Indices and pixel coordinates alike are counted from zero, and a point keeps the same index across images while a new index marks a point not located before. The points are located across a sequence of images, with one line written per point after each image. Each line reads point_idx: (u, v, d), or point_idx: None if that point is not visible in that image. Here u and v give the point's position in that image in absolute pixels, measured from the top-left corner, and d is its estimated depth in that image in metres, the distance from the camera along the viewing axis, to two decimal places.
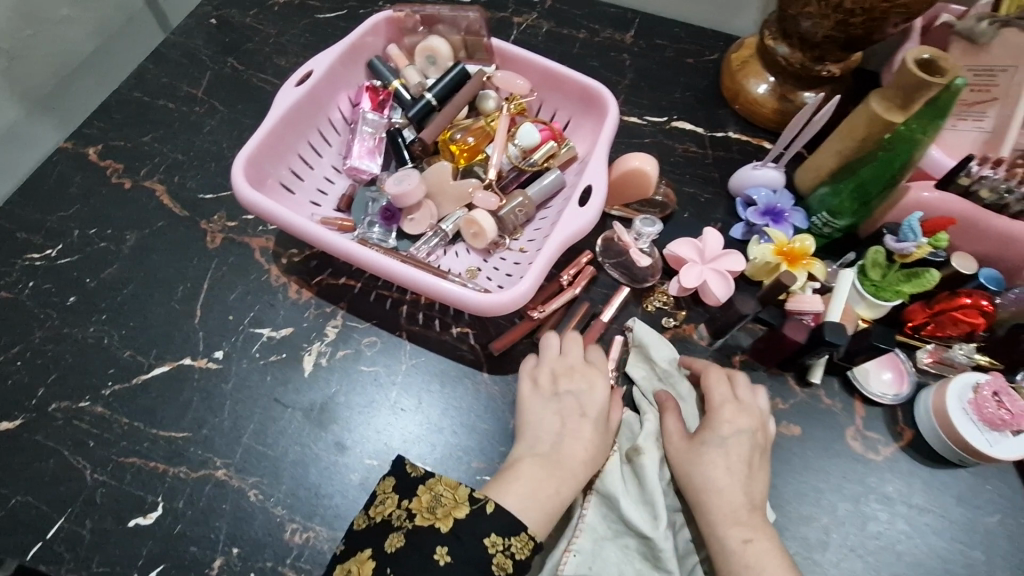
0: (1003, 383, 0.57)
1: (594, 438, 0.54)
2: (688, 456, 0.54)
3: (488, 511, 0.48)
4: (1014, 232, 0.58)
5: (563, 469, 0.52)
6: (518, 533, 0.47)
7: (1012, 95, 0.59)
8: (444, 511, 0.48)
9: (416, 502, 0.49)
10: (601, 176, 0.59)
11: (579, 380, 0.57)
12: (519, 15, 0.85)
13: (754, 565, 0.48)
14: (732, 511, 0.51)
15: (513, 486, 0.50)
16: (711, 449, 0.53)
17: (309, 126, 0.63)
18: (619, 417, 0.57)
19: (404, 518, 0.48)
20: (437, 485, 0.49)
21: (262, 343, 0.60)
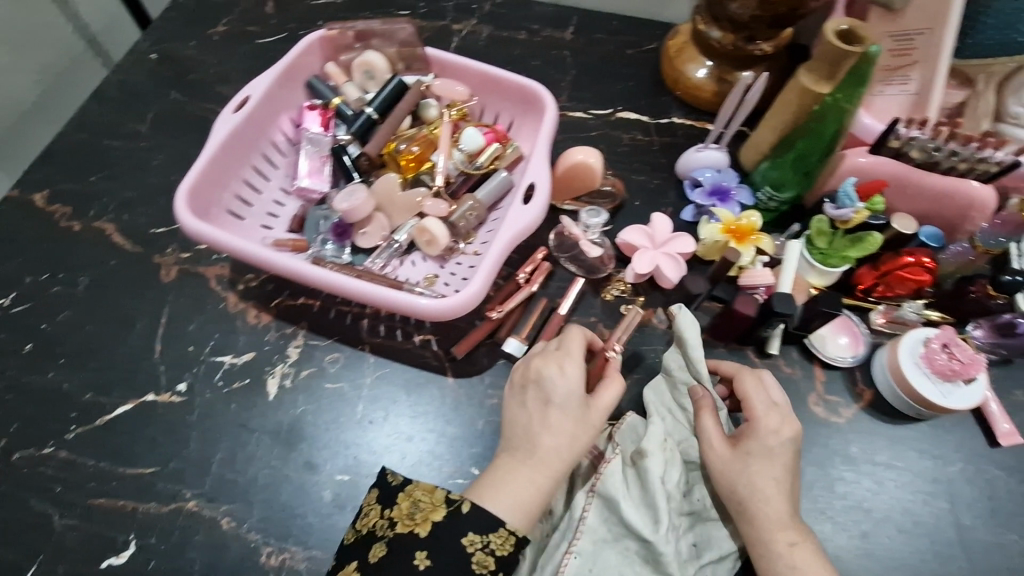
0: (952, 335, 0.58)
1: (566, 423, 0.52)
2: (732, 463, 0.52)
3: (464, 511, 0.48)
4: (945, 188, 0.60)
5: (545, 467, 0.51)
6: (496, 529, 0.47)
7: (931, 57, 0.60)
8: (423, 516, 0.48)
9: (396, 510, 0.49)
10: (543, 173, 0.60)
11: (548, 365, 0.54)
12: (459, 22, 0.86)
13: (799, 568, 0.48)
14: (775, 519, 0.49)
15: (492, 489, 0.50)
16: (756, 456, 0.51)
17: (252, 151, 0.63)
18: (607, 394, 0.54)
19: (385, 527, 0.48)
20: (414, 491, 0.49)
21: (224, 371, 0.60)
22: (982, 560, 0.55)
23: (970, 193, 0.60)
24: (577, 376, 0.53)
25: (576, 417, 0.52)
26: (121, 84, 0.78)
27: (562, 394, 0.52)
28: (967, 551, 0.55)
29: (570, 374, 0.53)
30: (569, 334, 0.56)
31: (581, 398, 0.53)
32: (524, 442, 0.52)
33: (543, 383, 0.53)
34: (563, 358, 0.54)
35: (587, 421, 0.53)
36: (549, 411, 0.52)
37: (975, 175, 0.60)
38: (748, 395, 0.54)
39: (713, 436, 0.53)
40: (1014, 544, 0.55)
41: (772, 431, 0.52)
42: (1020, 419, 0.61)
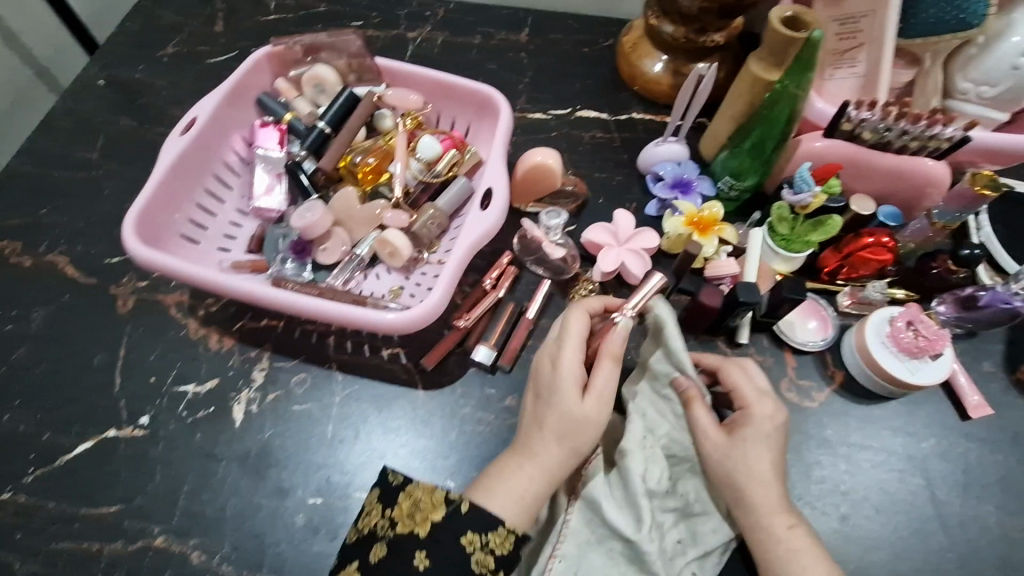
0: (916, 312, 0.58)
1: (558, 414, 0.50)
2: (726, 450, 0.51)
3: (463, 511, 0.46)
4: (899, 167, 0.61)
5: (540, 464, 0.49)
6: (495, 528, 0.46)
7: (876, 39, 0.61)
8: (423, 516, 0.46)
9: (397, 510, 0.47)
10: (500, 177, 0.60)
11: (542, 360, 0.53)
12: (413, 30, 0.84)
13: (798, 552, 0.48)
14: (770, 504, 0.49)
15: (491, 489, 0.49)
16: (751, 442, 0.50)
17: (203, 173, 0.62)
18: (602, 377, 0.50)
19: (387, 527, 0.46)
20: (415, 490, 0.48)
21: (188, 400, 0.59)
22: (960, 534, 0.55)
23: (925, 170, 0.60)
24: (572, 367, 0.50)
25: (566, 410, 0.50)
26: (66, 112, 0.76)
27: (555, 388, 0.50)
28: (944, 525, 0.55)
29: (565, 367, 0.51)
30: (569, 320, 0.52)
31: (577, 389, 0.50)
32: (525, 440, 0.51)
33: (541, 380, 0.52)
34: (559, 349, 0.52)
35: (581, 413, 0.50)
36: (543, 406, 0.51)
37: (927, 152, 0.61)
38: (735, 385, 0.53)
39: (709, 426, 0.52)
40: (990, 515, 0.56)
41: (762, 416, 0.51)
42: (989, 390, 0.61)
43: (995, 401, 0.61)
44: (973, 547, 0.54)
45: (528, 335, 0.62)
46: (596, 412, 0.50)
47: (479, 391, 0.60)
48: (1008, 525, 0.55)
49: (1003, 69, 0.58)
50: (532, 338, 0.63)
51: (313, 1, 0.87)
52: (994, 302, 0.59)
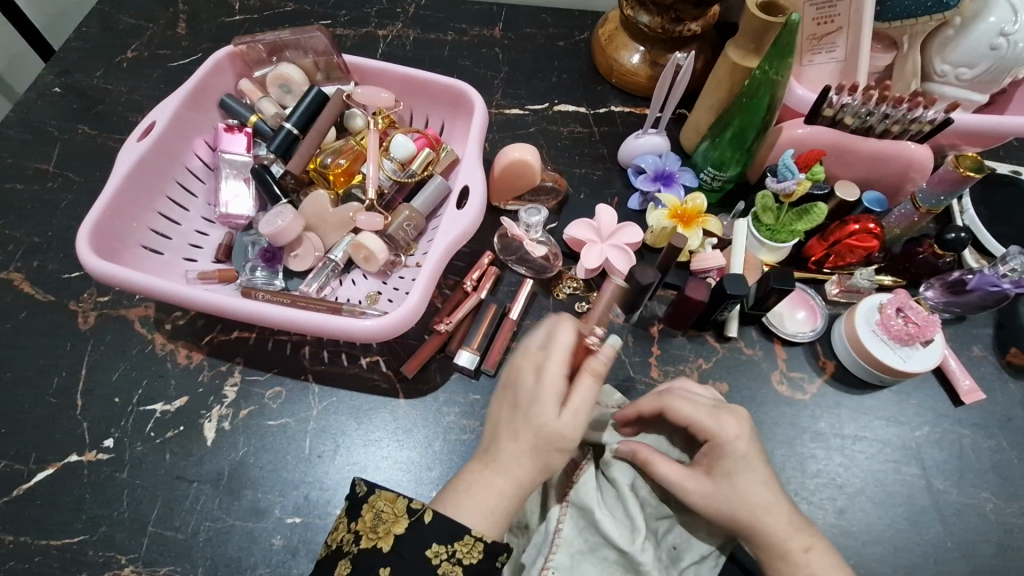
0: (905, 298, 0.58)
1: (529, 433, 0.46)
2: (707, 495, 0.47)
3: (426, 521, 0.44)
4: (881, 151, 0.60)
5: (508, 475, 0.46)
6: (461, 537, 0.44)
7: (854, 23, 0.59)
8: (386, 528, 0.44)
9: (361, 523, 0.45)
10: (476, 173, 0.58)
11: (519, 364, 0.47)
12: (384, 28, 0.82)
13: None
14: (779, 533, 0.46)
15: (463, 499, 0.45)
16: (728, 480, 0.47)
17: (164, 181, 0.60)
18: (580, 386, 0.46)
19: (350, 542, 0.44)
20: (378, 501, 0.46)
21: (155, 420, 0.56)
22: (958, 523, 0.54)
23: (908, 154, 0.60)
24: (555, 380, 0.45)
25: (544, 424, 0.45)
26: (19, 121, 0.72)
27: (532, 398, 0.46)
28: (942, 514, 0.54)
29: (547, 380, 0.46)
30: (557, 331, 0.47)
31: (556, 404, 0.45)
32: (492, 448, 0.47)
33: (519, 390, 0.47)
34: (540, 359, 0.47)
35: (559, 428, 0.45)
36: (519, 416, 0.46)
37: (909, 135, 0.60)
38: (688, 417, 0.48)
39: (678, 482, 0.48)
40: (987, 502, 0.55)
41: (733, 448, 0.47)
42: (980, 374, 0.60)
43: (987, 385, 0.60)
44: (972, 536, 0.53)
45: (513, 336, 0.61)
46: (574, 427, 0.46)
47: (463, 397, 0.58)
48: (1006, 511, 0.54)
49: (981, 50, 0.58)
50: (516, 339, 0.61)
51: (279, 1, 0.84)
52: (982, 284, 0.58)
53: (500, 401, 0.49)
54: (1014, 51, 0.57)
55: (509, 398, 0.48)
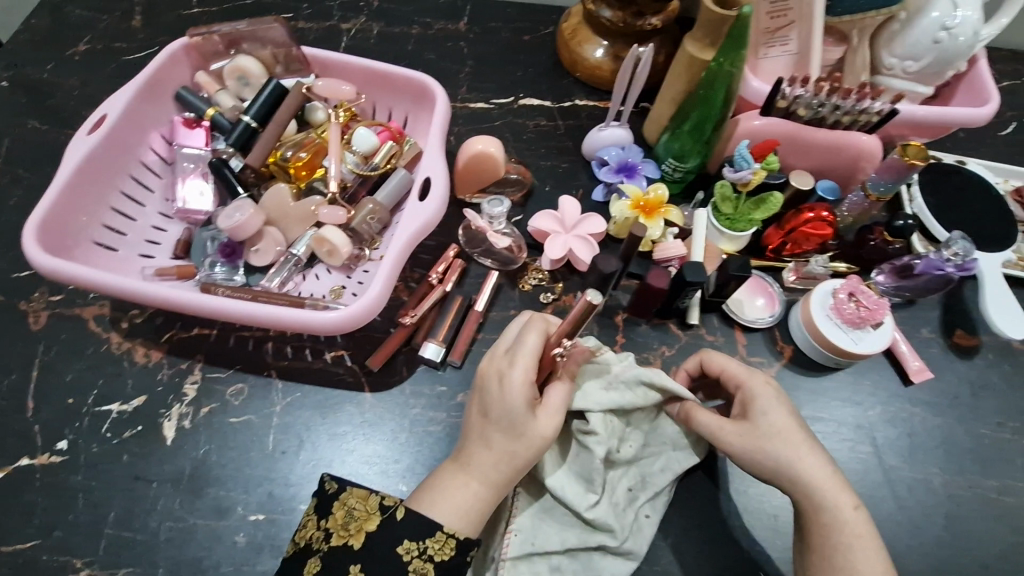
0: (856, 283, 0.60)
1: (501, 441, 0.46)
2: (743, 436, 0.49)
3: (398, 518, 0.44)
4: (833, 142, 0.62)
5: (483, 477, 0.46)
6: (433, 534, 0.44)
7: (806, 16, 0.61)
8: (357, 526, 0.44)
9: (332, 520, 0.45)
10: (439, 165, 0.58)
11: (489, 373, 0.48)
12: (347, 21, 0.81)
13: (858, 535, 0.45)
14: (817, 483, 0.46)
15: (438, 498, 0.46)
16: (764, 415, 0.49)
17: (116, 175, 0.58)
18: (556, 398, 0.47)
19: (321, 540, 0.44)
20: (349, 498, 0.45)
21: (112, 420, 0.54)
22: (908, 497, 0.56)
23: (859, 145, 0.62)
24: (522, 384, 0.46)
25: (517, 428, 0.46)
26: None
27: (502, 402, 0.46)
28: (894, 489, 0.56)
29: (511, 386, 0.46)
30: (525, 335, 0.47)
31: (526, 409, 0.46)
32: (465, 451, 0.48)
33: (488, 393, 0.47)
34: (508, 364, 0.47)
35: (533, 431, 0.46)
36: (491, 422, 0.47)
37: (859, 126, 0.62)
38: (722, 368, 0.52)
39: (716, 428, 0.50)
40: (936, 477, 0.57)
41: (758, 389, 0.50)
42: (929, 355, 0.63)
43: (935, 365, 0.62)
44: (923, 509, 0.56)
45: (478, 328, 0.61)
46: (547, 429, 0.46)
47: (430, 389, 0.58)
48: (953, 485, 0.57)
49: (925, 43, 0.60)
50: (482, 331, 0.61)
51: None
52: (927, 269, 0.60)
53: (471, 404, 0.49)
54: (955, 44, 0.59)
55: (478, 400, 0.48)
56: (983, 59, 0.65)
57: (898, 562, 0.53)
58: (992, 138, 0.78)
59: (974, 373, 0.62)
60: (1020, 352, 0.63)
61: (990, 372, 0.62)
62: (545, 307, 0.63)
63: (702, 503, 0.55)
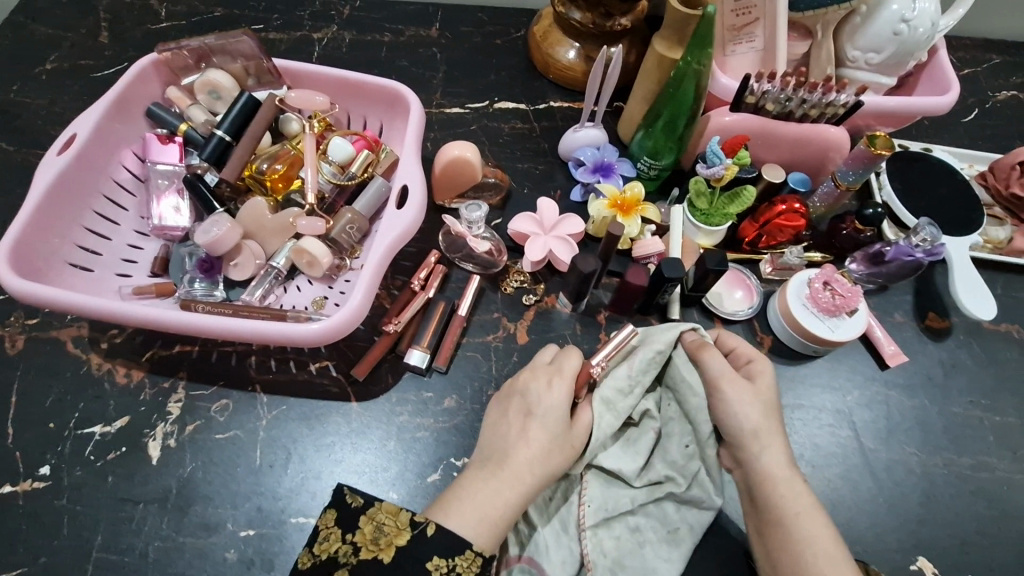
0: (831, 272, 0.61)
1: (543, 438, 0.50)
2: (747, 396, 0.49)
3: (429, 534, 0.44)
4: (802, 134, 0.63)
5: (517, 479, 0.48)
6: (462, 552, 0.44)
7: (769, 13, 0.62)
8: (387, 541, 0.44)
9: (360, 535, 0.45)
10: (415, 172, 0.58)
11: (536, 379, 0.53)
12: (318, 31, 0.81)
13: (808, 512, 0.46)
14: (781, 462, 0.48)
15: (458, 508, 0.46)
16: (765, 388, 0.51)
17: (89, 195, 0.58)
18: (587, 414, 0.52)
19: (349, 554, 0.44)
20: (377, 513, 0.45)
21: (95, 442, 0.54)
22: (888, 478, 0.58)
23: (827, 136, 0.63)
24: (567, 394, 0.51)
25: (559, 435, 0.50)
26: None
27: (547, 408, 0.50)
28: (874, 471, 0.58)
29: (558, 392, 0.51)
30: (570, 355, 0.53)
31: (567, 418, 0.51)
32: (502, 452, 0.50)
33: (531, 398, 0.52)
34: (554, 375, 0.53)
35: (569, 439, 0.51)
36: (531, 425, 0.50)
37: (826, 119, 0.64)
38: (734, 346, 0.54)
39: (724, 376, 0.50)
40: (913, 457, 0.59)
41: (766, 366, 0.52)
42: (902, 338, 0.65)
43: (909, 348, 0.64)
44: (902, 489, 0.57)
45: (462, 333, 0.61)
46: (579, 441, 0.51)
47: (416, 395, 0.58)
48: (930, 464, 0.58)
49: (885, 36, 0.62)
50: (466, 334, 0.62)
51: (207, 6, 0.82)
52: (898, 255, 0.62)
53: (506, 412, 0.52)
54: (915, 36, 0.61)
55: (521, 406, 0.52)
56: (942, 49, 0.67)
57: (880, 542, 0.55)
58: (954, 124, 0.80)
59: (945, 354, 0.64)
60: (989, 332, 0.65)
61: (961, 353, 0.64)
62: (528, 309, 0.64)
63: None
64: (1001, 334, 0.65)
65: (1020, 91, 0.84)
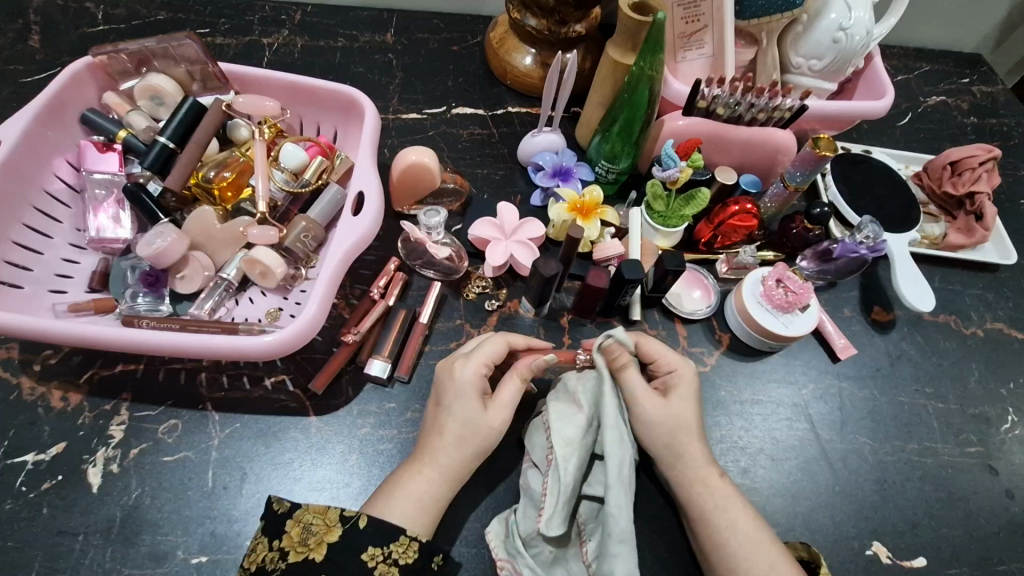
0: (783, 270, 0.63)
1: (455, 423, 0.48)
2: (662, 411, 0.50)
3: (361, 525, 0.44)
4: (752, 137, 0.65)
5: (437, 467, 0.48)
6: (397, 538, 0.44)
7: (717, 20, 0.63)
8: (317, 539, 0.44)
9: (287, 539, 0.44)
10: (371, 180, 0.57)
11: (443, 377, 0.51)
12: (268, 36, 0.79)
13: (724, 505, 0.48)
14: (693, 465, 0.50)
15: (392, 497, 0.46)
16: (682, 401, 0.52)
17: (18, 206, 0.54)
18: (512, 390, 0.50)
19: (276, 560, 0.43)
20: (305, 515, 0.45)
21: (27, 473, 0.50)
22: (843, 467, 0.60)
23: (775, 140, 0.65)
24: (476, 373, 0.50)
25: (469, 417, 0.48)
26: None
27: (454, 396, 0.49)
28: (830, 461, 0.60)
29: (464, 375, 0.50)
30: (485, 342, 0.52)
31: (479, 399, 0.49)
32: (424, 447, 0.49)
33: (442, 388, 0.51)
34: (462, 359, 0.51)
35: (482, 422, 0.49)
36: (443, 414, 0.49)
37: (773, 123, 0.66)
38: (657, 354, 0.53)
39: (642, 393, 0.50)
40: (865, 445, 0.61)
41: (687, 377, 0.53)
42: (851, 332, 0.67)
43: (857, 341, 0.67)
44: (856, 477, 0.59)
45: (424, 341, 0.60)
46: (497, 421, 0.49)
47: (378, 407, 0.56)
48: (881, 451, 0.61)
49: (825, 43, 0.64)
50: (427, 342, 0.60)
51: (150, 10, 0.79)
52: (845, 253, 0.65)
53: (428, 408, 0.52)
54: (852, 44, 0.64)
55: (435, 398, 0.51)
56: (878, 56, 0.71)
57: (837, 529, 0.56)
58: (891, 128, 0.85)
59: (891, 346, 0.67)
60: (930, 323, 0.69)
61: (905, 344, 0.67)
62: (490, 315, 0.63)
63: (654, 492, 0.55)
64: (941, 325, 0.69)
65: (948, 97, 0.90)
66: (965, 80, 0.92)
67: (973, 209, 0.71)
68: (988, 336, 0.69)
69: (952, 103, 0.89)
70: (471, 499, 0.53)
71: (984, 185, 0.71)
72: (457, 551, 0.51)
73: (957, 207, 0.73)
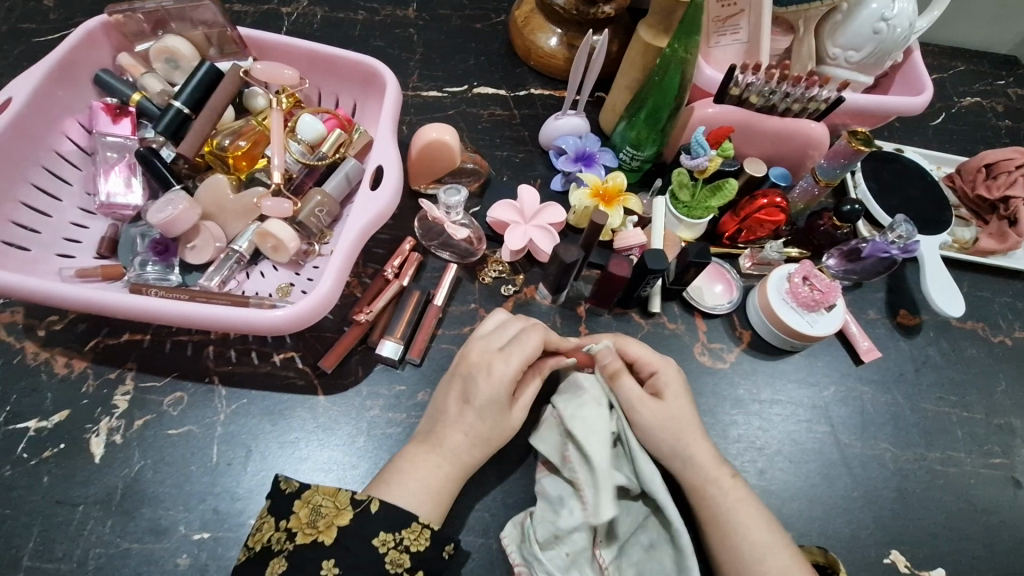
0: (810, 267, 0.61)
1: (479, 418, 0.47)
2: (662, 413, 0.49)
3: (373, 510, 0.43)
4: (784, 129, 0.63)
5: (454, 455, 0.47)
6: (409, 525, 0.43)
7: (754, 5, 0.61)
8: (326, 522, 0.42)
9: (295, 520, 0.43)
10: (390, 154, 0.55)
11: (478, 362, 0.49)
12: (287, 5, 0.77)
13: (738, 504, 0.46)
14: (702, 465, 0.48)
15: (401, 482, 0.45)
16: (676, 399, 0.51)
17: (25, 165, 0.53)
18: (530, 392, 0.50)
19: (283, 540, 0.42)
20: (314, 496, 0.44)
21: (28, 440, 0.49)
22: (862, 473, 0.58)
23: (808, 131, 0.63)
24: (515, 370, 0.48)
25: (490, 409, 0.47)
26: None
27: (485, 393, 0.47)
28: (849, 466, 0.58)
29: (501, 374, 0.48)
30: (528, 334, 0.50)
31: (508, 401, 0.48)
32: (437, 432, 0.48)
33: (472, 384, 0.48)
34: (496, 356, 0.49)
35: (505, 423, 0.48)
36: (466, 407, 0.48)
37: (808, 114, 0.63)
38: (637, 356, 0.53)
39: (636, 396, 0.50)
40: (885, 452, 0.59)
41: (669, 373, 0.52)
42: (876, 335, 0.65)
43: (882, 345, 0.65)
44: (876, 484, 0.57)
45: (437, 324, 0.58)
46: (519, 421, 0.49)
47: (387, 389, 0.55)
48: (902, 458, 0.59)
49: (865, 34, 0.62)
50: (442, 325, 0.59)
51: None
52: (874, 252, 0.63)
53: (449, 396, 0.49)
54: (893, 35, 0.61)
55: (460, 390, 0.49)
56: (917, 51, 0.68)
57: (853, 536, 0.55)
58: (924, 128, 0.82)
59: (916, 351, 0.65)
60: (958, 329, 0.66)
61: (931, 349, 0.65)
62: (506, 300, 0.61)
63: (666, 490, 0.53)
64: (968, 332, 0.67)
65: (983, 98, 0.87)
66: (1001, 82, 0.89)
67: (1007, 214, 0.68)
68: (1016, 346, 0.67)
69: (987, 105, 0.86)
70: (480, 487, 0.52)
71: (1020, 189, 0.67)
72: (464, 539, 0.50)
73: (990, 211, 0.70)
